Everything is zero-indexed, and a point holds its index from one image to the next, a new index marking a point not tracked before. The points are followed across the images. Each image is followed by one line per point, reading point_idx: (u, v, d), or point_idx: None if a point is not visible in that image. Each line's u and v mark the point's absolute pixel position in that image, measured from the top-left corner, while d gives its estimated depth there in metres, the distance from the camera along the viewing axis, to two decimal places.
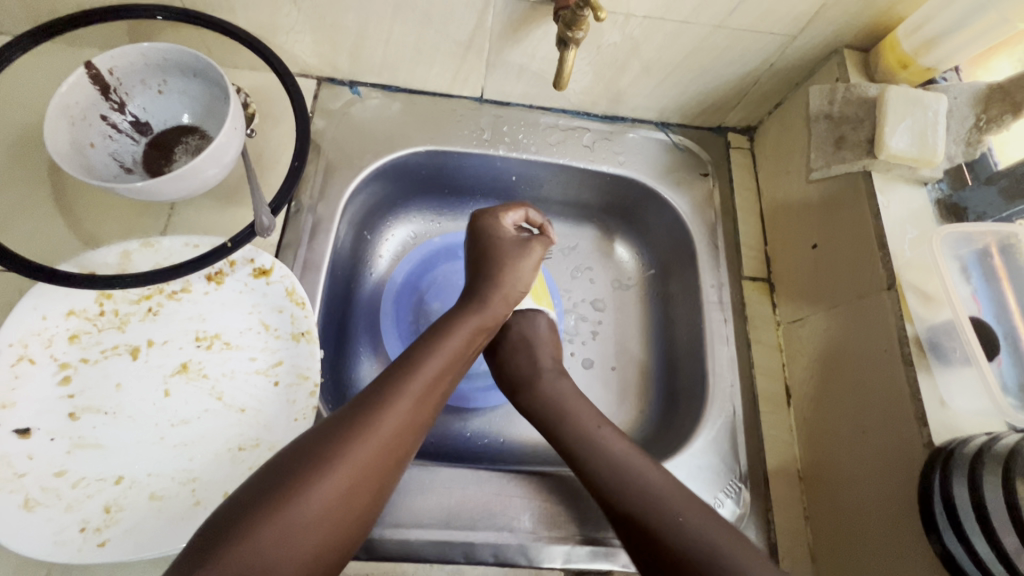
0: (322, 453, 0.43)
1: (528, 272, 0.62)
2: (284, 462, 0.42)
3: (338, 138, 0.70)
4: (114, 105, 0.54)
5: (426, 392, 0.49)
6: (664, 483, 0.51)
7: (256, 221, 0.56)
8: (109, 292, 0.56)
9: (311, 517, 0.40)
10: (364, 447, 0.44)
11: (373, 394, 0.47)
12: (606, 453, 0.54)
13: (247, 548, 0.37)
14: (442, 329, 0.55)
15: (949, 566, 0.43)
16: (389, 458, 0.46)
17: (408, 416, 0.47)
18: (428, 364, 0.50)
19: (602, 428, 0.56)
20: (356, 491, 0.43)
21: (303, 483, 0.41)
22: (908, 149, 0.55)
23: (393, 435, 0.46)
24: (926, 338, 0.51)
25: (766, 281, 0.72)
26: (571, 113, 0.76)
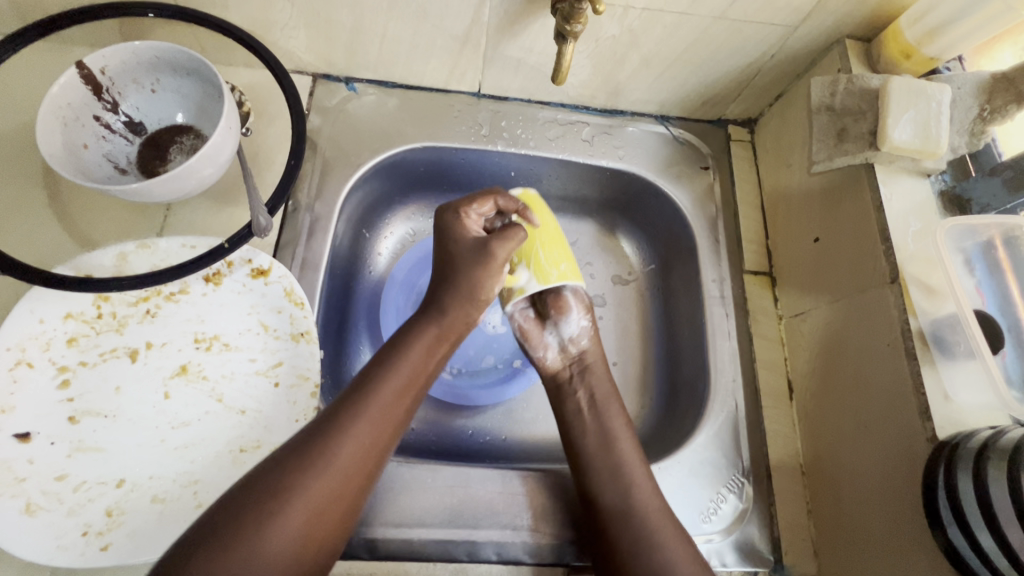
0: (276, 487, 0.41)
1: (488, 282, 0.54)
2: (238, 494, 0.41)
3: (335, 135, 0.69)
4: (108, 105, 0.53)
5: (387, 410, 0.47)
6: (662, 521, 0.52)
7: (253, 221, 0.55)
8: (106, 294, 0.55)
9: (265, 555, 0.39)
10: (322, 475, 0.42)
11: (332, 422, 0.45)
12: (620, 474, 0.55)
13: None
14: (402, 339, 0.52)
15: (953, 559, 0.44)
16: (353, 482, 0.44)
17: (368, 442, 0.45)
18: (389, 380, 0.48)
19: (629, 448, 0.57)
20: (317, 522, 0.42)
21: (263, 515, 0.40)
22: (911, 141, 0.54)
23: (350, 468, 0.44)
24: (930, 332, 0.50)
25: (767, 275, 0.71)
26: (570, 107, 0.75)
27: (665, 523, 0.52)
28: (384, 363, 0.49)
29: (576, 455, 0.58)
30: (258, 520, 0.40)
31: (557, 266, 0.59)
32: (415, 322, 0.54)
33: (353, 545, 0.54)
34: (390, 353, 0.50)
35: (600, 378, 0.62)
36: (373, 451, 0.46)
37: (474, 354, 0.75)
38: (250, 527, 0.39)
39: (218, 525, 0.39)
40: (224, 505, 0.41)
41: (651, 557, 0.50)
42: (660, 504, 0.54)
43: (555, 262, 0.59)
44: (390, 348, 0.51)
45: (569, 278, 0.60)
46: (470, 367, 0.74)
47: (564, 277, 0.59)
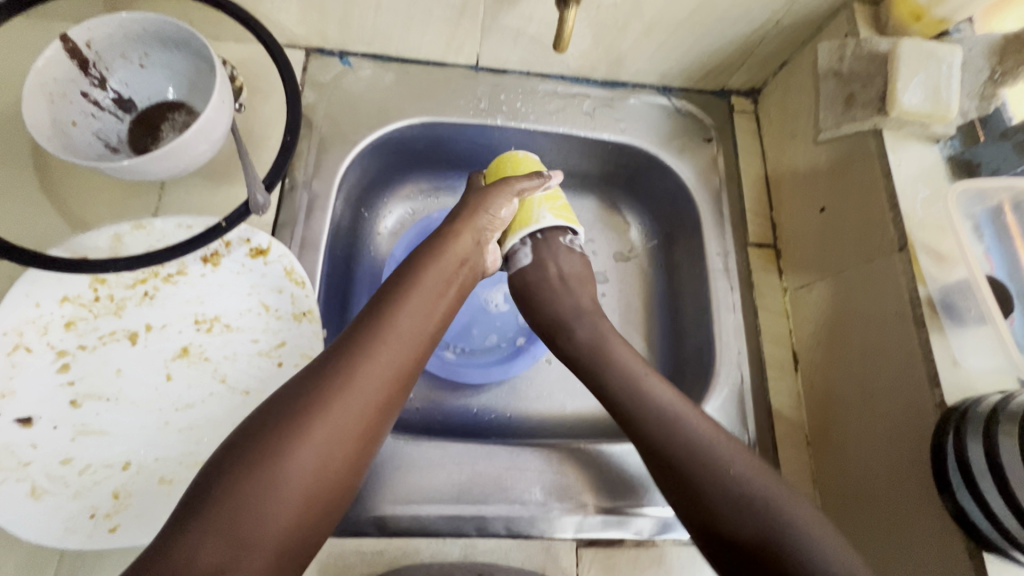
0: (292, 420, 0.41)
1: (496, 206, 0.57)
2: (244, 437, 0.41)
3: (330, 112, 0.67)
4: (95, 81, 0.51)
5: (395, 352, 0.47)
6: (726, 446, 0.48)
7: (250, 199, 0.54)
8: (103, 276, 0.54)
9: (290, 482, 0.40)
10: (332, 414, 0.42)
11: (344, 353, 0.45)
12: (658, 407, 0.51)
13: (226, 508, 0.37)
14: (406, 278, 0.51)
15: (960, 522, 0.44)
16: (365, 427, 0.44)
17: (380, 373, 0.45)
18: (393, 324, 0.48)
19: (654, 378, 0.53)
20: (336, 451, 0.42)
21: (281, 447, 0.40)
22: (921, 106, 0.53)
23: (365, 396, 0.44)
24: (939, 298, 0.50)
25: (772, 247, 0.70)
26: (570, 80, 0.74)
27: (724, 440, 0.48)
28: (391, 305, 0.49)
29: (607, 400, 0.54)
30: (270, 460, 0.39)
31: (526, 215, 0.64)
32: (415, 260, 0.53)
33: (361, 524, 0.54)
34: (393, 295, 0.50)
35: (585, 322, 0.59)
36: (383, 392, 0.45)
37: (477, 333, 0.75)
38: (262, 465, 0.39)
39: (238, 458, 0.40)
40: (231, 448, 0.40)
41: (701, 462, 0.47)
42: (710, 424, 0.50)
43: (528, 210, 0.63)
44: (395, 289, 0.50)
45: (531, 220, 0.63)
46: (472, 346, 0.74)
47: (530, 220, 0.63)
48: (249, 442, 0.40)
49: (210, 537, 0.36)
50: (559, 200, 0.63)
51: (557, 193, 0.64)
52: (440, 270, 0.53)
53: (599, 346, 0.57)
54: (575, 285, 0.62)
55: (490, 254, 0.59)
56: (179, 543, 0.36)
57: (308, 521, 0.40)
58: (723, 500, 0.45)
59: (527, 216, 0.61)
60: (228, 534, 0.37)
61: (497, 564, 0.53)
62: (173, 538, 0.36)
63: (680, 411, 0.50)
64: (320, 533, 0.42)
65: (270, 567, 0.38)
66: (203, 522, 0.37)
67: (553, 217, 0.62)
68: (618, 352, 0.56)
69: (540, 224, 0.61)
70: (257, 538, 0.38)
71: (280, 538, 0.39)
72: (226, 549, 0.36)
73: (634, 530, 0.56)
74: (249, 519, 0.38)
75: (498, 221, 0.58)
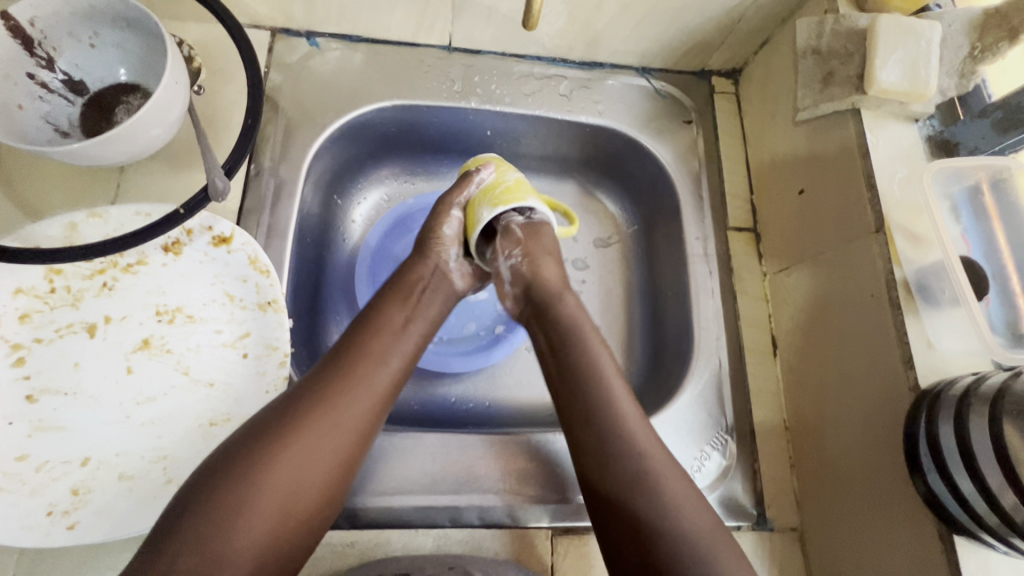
0: (264, 442, 0.42)
1: (440, 227, 0.58)
2: (221, 458, 0.41)
3: (297, 94, 0.65)
4: (41, 62, 0.49)
5: (372, 371, 0.47)
6: (659, 457, 0.47)
7: (210, 185, 0.51)
8: (58, 267, 0.52)
9: (262, 505, 0.40)
10: (309, 433, 0.43)
11: (318, 377, 0.46)
12: (609, 412, 0.49)
13: (196, 532, 0.38)
14: (383, 304, 0.52)
15: (933, 506, 0.44)
16: (344, 446, 0.44)
17: (356, 392, 0.46)
18: (370, 345, 0.48)
19: (616, 383, 0.51)
20: (311, 470, 0.42)
21: (254, 467, 0.40)
22: (899, 83, 0.52)
23: (341, 417, 0.44)
24: (914, 280, 0.49)
25: (752, 231, 0.69)
26: (547, 60, 0.72)
27: (663, 461, 0.47)
28: (368, 327, 0.50)
29: (555, 390, 0.52)
30: (245, 481, 0.40)
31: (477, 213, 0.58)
32: (393, 285, 0.55)
33: (333, 515, 0.53)
34: (372, 318, 0.51)
35: (565, 305, 0.56)
36: (363, 411, 0.45)
37: (454, 321, 0.73)
38: (233, 486, 0.39)
39: (210, 481, 0.40)
40: (206, 471, 0.41)
41: (634, 472, 0.46)
42: (649, 430, 0.49)
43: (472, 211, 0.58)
44: (372, 313, 0.52)
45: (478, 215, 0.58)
46: (450, 335, 0.73)
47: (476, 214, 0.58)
48: (225, 463, 0.41)
49: (180, 560, 0.37)
50: (500, 186, 0.57)
51: (497, 182, 0.58)
52: (417, 294, 0.54)
53: (563, 327, 0.54)
54: (526, 255, 0.56)
55: (453, 273, 0.58)
56: (151, 567, 0.36)
57: (285, 540, 0.41)
58: (654, 525, 0.44)
59: (471, 223, 0.58)
60: (200, 555, 0.37)
61: (472, 554, 0.52)
62: (145, 561, 0.37)
63: (625, 415, 0.49)
64: (300, 553, 0.42)
65: None
66: (176, 545, 0.37)
67: (490, 208, 0.56)
68: (590, 344, 0.53)
69: (482, 224, 0.56)
70: (230, 558, 0.38)
71: (254, 558, 0.39)
72: (198, 571, 0.37)
73: None
74: (222, 539, 0.38)
75: (444, 239, 0.58)
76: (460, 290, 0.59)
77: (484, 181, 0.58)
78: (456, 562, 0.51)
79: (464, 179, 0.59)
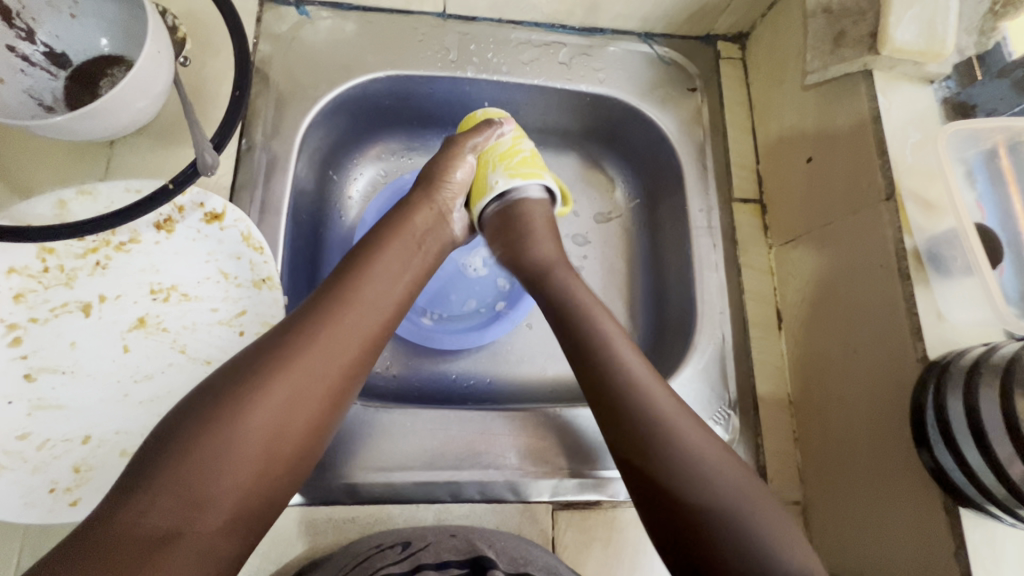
0: (243, 388, 0.41)
1: (451, 170, 0.58)
2: (196, 402, 0.41)
3: (287, 66, 0.63)
4: (21, 33, 0.48)
5: (358, 319, 0.46)
6: (683, 423, 0.45)
7: (198, 159, 0.49)
8: (50, 246, 0.51)
9: (241, 449, 0.39)
10: (288, 378, 0.42)
11: (299, 323, 0.45)
12: (622, 368, 0.48)
13: (173, 476, 0.37)
14: (370, 249, 0.51)
15: (939, 479, 0.43)
16: (326, 392, 0.43)
17: (339, 340, 0.45)
18: (354, 293, 0.47)
19: (630, 349, 0.50)
20: (291, 417, 0.42)
21: (231, 412, 0.40)
22: (915, 42, 0.49)
23: (321, 364, 0.43)
24: (926, 249, 0.48)
25: (758, 203, 0.67)
26: (545, 27, 0.69)
27: (687, 420, 0.45)
28: (354, 273, 0.48)
29: (575, 360, 0.51)
30: (223, 424, 0.39)
31: (489, 171, 0.59)
32: (381, 232, 0.53)
33: (334, 492, 0.53)
34: (356, 265, 0.49)
35: (569, 284, 0.55)
36: (346, 360, 0.45)
37: (455, 298, 0.73)
38: (209, 430, 0.39)
39: (187, 425, 0.39)
40: (182, 414, 0.40)
41: (663, 434, 0.44)
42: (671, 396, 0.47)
43: (485, 168, 0.60)
44: (357, 260, 0.50)
45: (492, 174, 0.59)
46: (451, 313, 0.72)
47: (489, 174, 0.59)
48: (199, 407, 0.40)
49: (157, 502, 0.36)
50: (516, 155, 0.59)
51: (514, 149, 0.59)
52: (403, 241, 0.53)
53: (569, 305, 0.53)
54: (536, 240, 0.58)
55: (455, 222, 0.59)
56: (126, 508, 0.36)
57: (263, 485, 0.40)
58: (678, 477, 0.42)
59: (481, 186, 0.59)
60: (177, 498, 0.37)
61: (471, 526, 0.53)
62: (119, 502, 0.36)
63: (641, 374, 0.48)
64: (280, 500, 0.42)
65: (222, 533, 0.38)
66: (151, 487, 0.37)
67: (506, 179, 0.58)
68: (598, 316, 0.52)
69: (495, 192, 0.59)
70: (208, 500, 0.38)
71: (233, 503, 0.39)
72: (175, 513, 0.37)
73: (611, 492, 0.56)
74: (200, 483, 0.38)
75: (453, 183, 0.58)
76: (458, 238, 0.60)
77: (503, 137, 0.60)
78: (457, 530, 0.51)
79: (484, 128, 0.59)
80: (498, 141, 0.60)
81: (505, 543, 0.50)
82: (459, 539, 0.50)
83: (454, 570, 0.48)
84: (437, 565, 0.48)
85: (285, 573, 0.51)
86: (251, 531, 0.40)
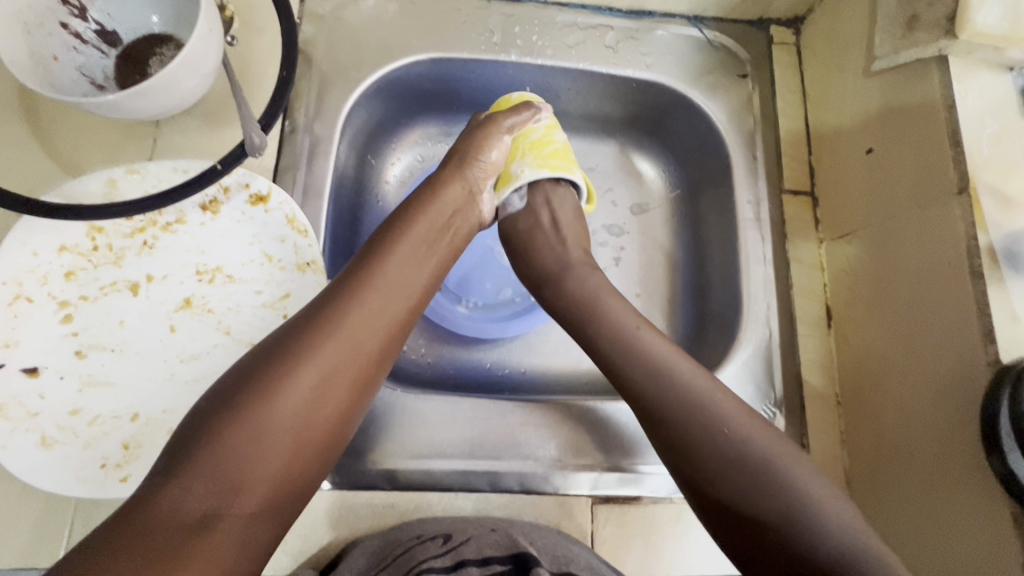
0: (273, 371, 0.40)
1: (485, 149, 0.56)
2: (229, 385, 0.40)
3: (331, 46, 0.62)
4: (74, 10, 0.48)
5: (384, 301, 0.46)
6: (731, 407, 0.45)
7: (246, 140, 0.50)
8: (99, 225, 0.52)
9: (273, 433, 0.39)
10: (318, 360, 0.42)
11: (324, 306, 0.44)
12: (651, 359, 0.48)
13: (209, 461, 0.37)
14: (394, 230, 0.50)
15: (1010, 488, 0.40)
16: (355, 375, 0.43)
17: (366, 322, 0.44)
18: (380, 275, 0.46)
19: (661, 344, 0.49)
20: (321, 400, 0.41)
21: (262, 397, 0.39)
22: (997, 26, 0.47)
23: (349, 346, 0.43)
24: (1001, 246, 0.45)
25: (809, 196, 0.65)
26: (592, 9, 0.67)
27: (731, 403, 0.45)
28: (378, 255, 0.48)
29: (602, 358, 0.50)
30: (257, 407, 0.39)
31: (519, 158, 0.57)
32: (404, 212, 0.52)
33: (373, 479, 0.53)
34: (381, 246, 0.48)
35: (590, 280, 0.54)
36: (374, 342, 0.44)
37: (489, 287, 0.72)
38: (244, 413, 0.39)
39: (219, 410, 0.39)
40: (215, 397, 0.40)
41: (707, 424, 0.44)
42: (707, 379, 0.47)
43: (517, 153, 0.58)
44: (382, 240, 0.49)
45: (524, 160, 0.57)
46: (486, 301, 0.71)
47: (522, 162, 0.57)
48: (231, 392, 0.40)
49: (196, 486, 0.36)
50: (548, 145, 0.58)
51: (546, 138, 0.58)
52: (432, 222, 0.51)
53: (593, 303, 0.53)
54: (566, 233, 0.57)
55: (484, 203, 0.57)
56: (165, 492, 0.36)
57: (297, 468, 0.40)
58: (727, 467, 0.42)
59: (507, 173, 0.58)
60: (215, 481, 0.37)
61: (510, 518, 0.52)
62: (159, 486, 0.36)
63: (675, 366, 0.47)
64: (313, 483, 0.42)
65: (259, 516, 0.38)
66: (189, 470, 0.37)
67: (533, 167, 0.56)
68: (614, 312, 0.52)
69: (520, 180, 0.57)
70: (244, 482, 0.38)
71: (267, 486, 0.39)
72: (213, 495, 0.37)
73: (650, 488, 0.55)
74: (235, 467, 0.38)
75: (486, 163, 0.56)
76: (484, 221, 0.58)
77: (541, 124, 0.58)
78: (497, 524, 0.51)
79: (522, 112, 0.58)
80: (532, 128, 0.58)
81: (545, 539, 0.50)
82: (499, 533, 0.50)
83: (497, 566, 0.47)
84: (479, 561, 0.48)
85: (324, 556, 0.51)
86: (286, 514, 0.40)
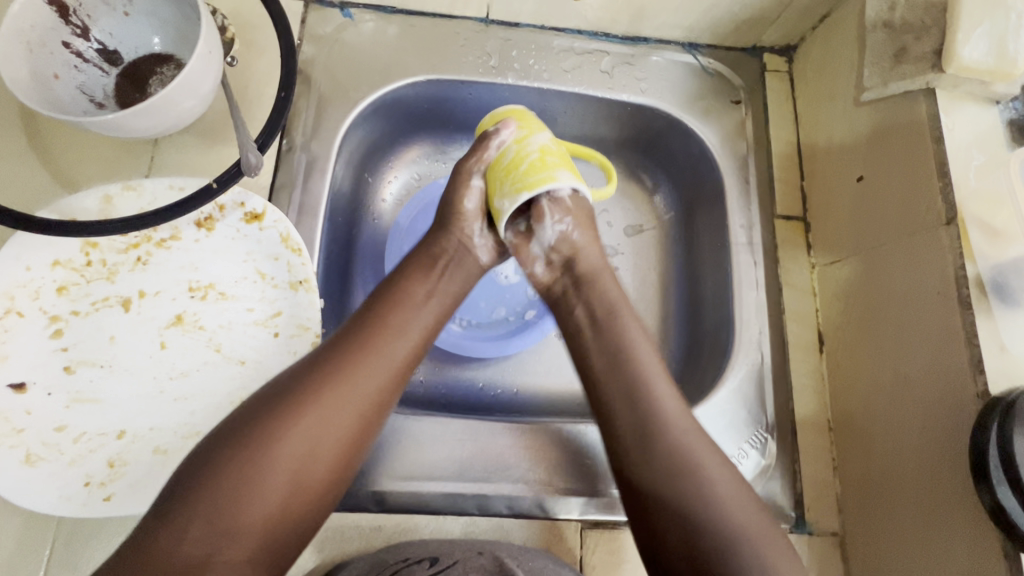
0: (275, 415, 0.41)
1: (461, 201, 0.55)
2: (231, 428, 0.41)
3: (330, 67, 0.63)
4: (77, 30, 0.48)
5: (388, 345, 0.46)
6: (703, 446, 0.45)
7: (242, 159, 0.50)
8: (94, 240, 0.52)
9: (271, 478, 0.39)
10: (320, 405, 0.42)
11: (329, 352, 0.45)
12: (638, 383, 0.47)
13: (206, 505, 0.37)
14: (399, 277, 0.51)
15: (1000, 521, 0.40)
16: (356, 419, 0.43)
17: (370, 366, 0.45)
18: (384, 320, 0.47)
19: (655, 372, 0.48)
20: (322, 446, 0.41)
21: (262, 441, 0.40)
22: (982, 61, 0.48)
23: (351, 391, 0.43)
24: (988, 277, 0.45)
25: (801, 220, 0.65)
26: (588, 35, 0.68)
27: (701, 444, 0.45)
28: (384, 301, 0.48)
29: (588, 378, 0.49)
30: (255, 451, 0.39)
31: (499, 190, 0.53)
32: (412, 260, 0.53)
33: (360, 499, 0.53)
34: (387, 293, 0.49)
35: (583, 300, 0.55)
36: (376, 387, 0.44)
37: (484, 306, 0.72)
38: (246, 456, 0.39)
39: (219, 453, 0.39)
40: (217, 439, 0.40)
41: (682, 459, 0.44)
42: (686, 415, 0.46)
43: (494, 185, 0.53)
44: (388, 287, 0.50)
45: (505, 192, 0.52)
46: (480, 320, 0.71)
47: (502, 194, 0.52)
48: (233, 435, 0.40)
49: (191, 530, 0.37)
50: (522, 163, 0.51)
51: (518, 156, 0.52)
52: (433, 267, 0.52)
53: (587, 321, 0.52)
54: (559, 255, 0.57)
55: (477, 249, 0.56)
56: (162, 534, 0.36)
57: (294, 513, 0.40)
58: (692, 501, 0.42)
59: (493, 211, 0.54)
60: (210, 525, 0.37)
61: (500, 542, 0.52)
62: (156, 527, 0.37)
63: (658, 393, 0.47)
64: (310, 528, 0.41)
65: (252, 563, 0.38)
66: (188, 513, 0.37)
67: (513, 197, 0.51)
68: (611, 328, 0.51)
69: (505, 215, 0.52)
70: (238, 528, 0.38)
71: (262, 531, 0.38)
72: (207, 539, 0.37)
73: None
74: (230, 512, 0.38)
75: (466, 215, 0.55)
76: (487, 265, 0.57)
77: (505, 142, 0.53)
78: (484, 548, 0.50)
79: (483, 144, 0.54)
80: (502, 152, 0.53)
81: (533, 563, 0.49)
82: (486, 557, 0.48)
83: None
84: None
85: None
86: (280, 561, 0.40)
